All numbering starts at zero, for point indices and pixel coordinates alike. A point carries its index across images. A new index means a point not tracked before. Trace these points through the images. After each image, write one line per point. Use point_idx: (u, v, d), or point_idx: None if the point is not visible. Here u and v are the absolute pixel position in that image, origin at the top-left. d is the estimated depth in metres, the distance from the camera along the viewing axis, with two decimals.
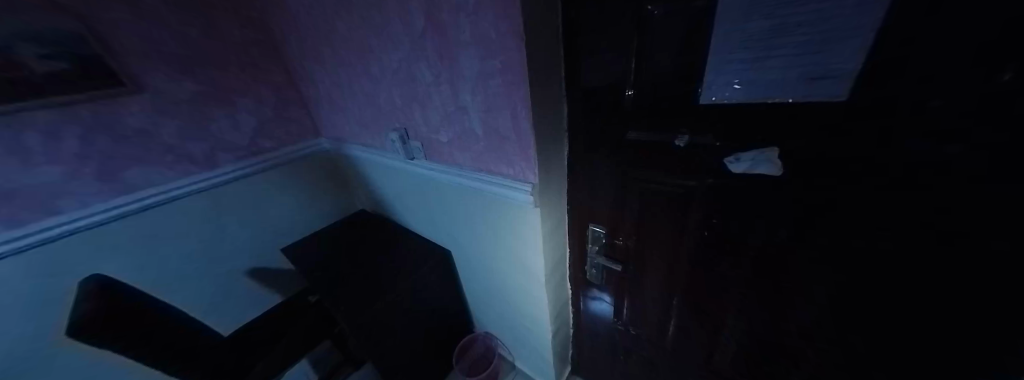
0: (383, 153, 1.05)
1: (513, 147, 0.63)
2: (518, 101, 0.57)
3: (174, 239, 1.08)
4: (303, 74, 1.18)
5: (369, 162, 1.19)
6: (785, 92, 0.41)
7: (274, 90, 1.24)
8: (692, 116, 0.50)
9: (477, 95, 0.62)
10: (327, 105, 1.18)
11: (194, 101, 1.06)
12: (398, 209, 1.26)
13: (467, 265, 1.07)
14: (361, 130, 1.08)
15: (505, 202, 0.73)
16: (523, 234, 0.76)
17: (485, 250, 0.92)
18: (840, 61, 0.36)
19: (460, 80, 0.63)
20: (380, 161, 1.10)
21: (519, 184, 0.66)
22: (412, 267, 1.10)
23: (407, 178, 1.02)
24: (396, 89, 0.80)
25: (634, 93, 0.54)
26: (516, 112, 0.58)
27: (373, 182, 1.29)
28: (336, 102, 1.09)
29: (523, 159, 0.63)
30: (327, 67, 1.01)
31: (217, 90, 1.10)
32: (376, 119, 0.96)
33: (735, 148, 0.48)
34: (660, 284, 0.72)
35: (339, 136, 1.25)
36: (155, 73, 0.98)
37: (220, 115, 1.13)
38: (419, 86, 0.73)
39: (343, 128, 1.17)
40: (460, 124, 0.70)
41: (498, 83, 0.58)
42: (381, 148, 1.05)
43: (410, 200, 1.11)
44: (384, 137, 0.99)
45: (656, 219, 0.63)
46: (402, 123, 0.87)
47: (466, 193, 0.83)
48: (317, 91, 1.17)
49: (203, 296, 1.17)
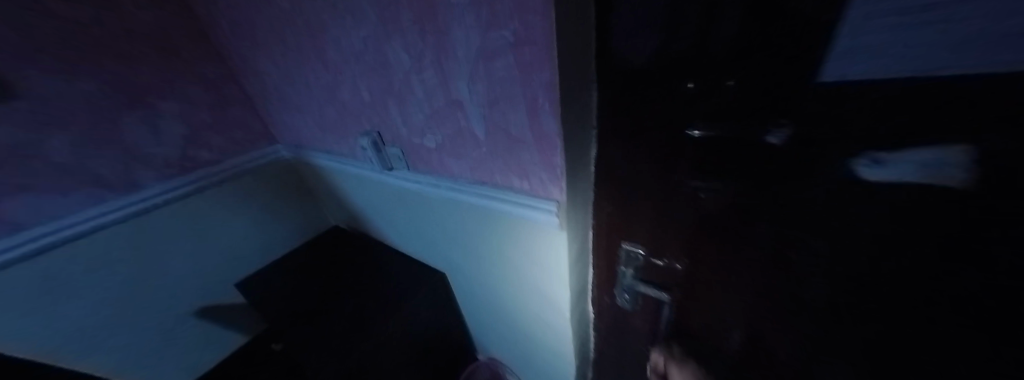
0: (354, 162, 0.85)
1: (530, 153, 0.46)
2: (538, 89, 0.39)
3: (89, 285, 0.85)
4: (246, 67, 0.95)
5: (339, 173, 0.98)
6: (903, 86, 0.21)
7: (210, 88, 1.00)
8: (811, 102, 0.26)
9: (476, 81, 0.45)
10: (280, 105, 0.95)
11: (97, 107, 0.82)
12: (379, 225, 1.07)
13: (467, 290, 0.90)
14: (325, 135, 0.88)
15: (516, 222, 0.57)
16: (541, 261, 0.60)
17: (490, 275, 0.76)
18: (956, 48, 0.18)
19: (453, 63, 0.45)
20: (352, 171, 0.90)
21: (539, 202, 0.50)
22: (403, 296, 0.94)
23: (386, 192, 0.83)
24: (363, 80, 0.61)
25: (694, 85, 0.32)
26: (534, 105, 0.41)
27: (345, 194, 1.08)
28: (290, 101, 0.89)
29: (543, 170, 0.46)
30: (273, 56, 0.80)
31: (129, 91, 0.86)
32: (341, 119, 0.76)
33: (883, 150, 0.23)
34: (726, 339, 0.49)
35: (299, 141, 1.03)
36: (32, 71, 0.73)
37: (134, 123, 0.88)
38: (394, 74, 0.54)
39: (303, 131, 0.96)
40: (452, 123, 0.53)
41: (509, 63, 0.40)
42: (352, 156, 0.85)
43: (393, 216, 0.92)
44: (353, 142, 0.79)
45: (709, 266, 0.43)
46: (374, 124, 0.68)
47: (464, 210, 0.66)
48: (265, 87, 0.95)
49: (141, 349, 0.96)
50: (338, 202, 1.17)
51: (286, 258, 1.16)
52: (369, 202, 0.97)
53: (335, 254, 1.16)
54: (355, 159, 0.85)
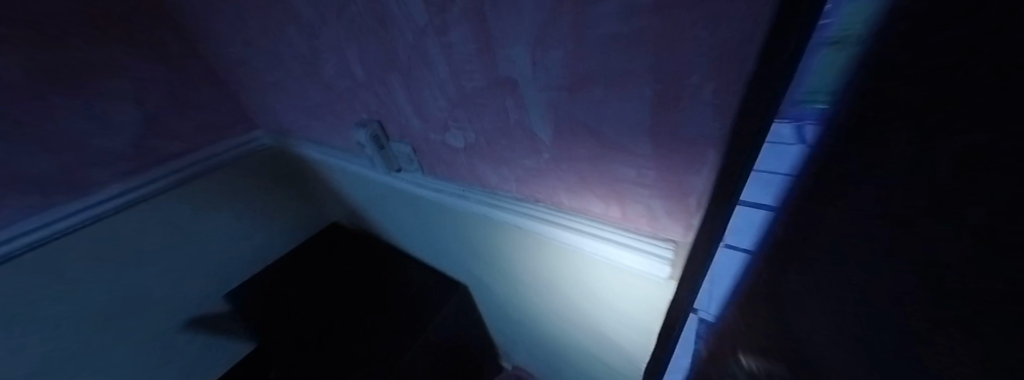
0: (351, 158, 0.67)
1: (639, 169, 0.28)
2: (699, 58, 0.20)
3: (41, 309, 0.70)
4: (206, 32, 0.74)
5: (335, 170, 0.81)
6: None
7: (165, 62, 0.78)
8: None
9: (554, 47, 0.25)
10: (258, 85, 0.76)
11: (11, 90, 0.61)
12: (386, 227, 0.91)
13: (496, 308, 0.76)
14: (312, 122, 0.69)
15: (584, 257, 0.40)
16: (612, 307, 0.44)
17: (530, 304, 0.60)
18: None
19: (505, 12, 0.25)
20: (349, 169, 0.71)
21: (640, 242, 0.32)
22: (421, 315, 0.79)
23: (394, 200, 0.66)
24: (352, 49, 0.40)
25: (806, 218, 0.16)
26: (676, 89, 0.22)
27: (343, 190, 0.91)
28: (265, 78, 0.69)
29: (658, 196, 0.28)
30: (231, 17, 0.59)
31: (52, 71, 0.64)
32: (330, 104, 0.57)
33: None
34: None
35: (283, 126, 0.85)
36: None
37: (70, 110, 0.67)
38: (398, 39, 0.34)
39: (286, 115, 0.77)
40: (496, 116, 0.34)
41: (637, 6, 0.20)
42: (349, 149, 0.66)
43: (403, 222, 0.75)
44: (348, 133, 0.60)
45: None
46: (373, 112, 0.48)
47: (500, 231, 0.48)
48: (233, 58, 0.74)
49: (126, 370, 0.84)
50: (336, 198, 1.02)
51: (284, 262, 1.02)
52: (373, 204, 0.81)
53: (337, 257, 1.01)
54: (353, 156, 0.67)
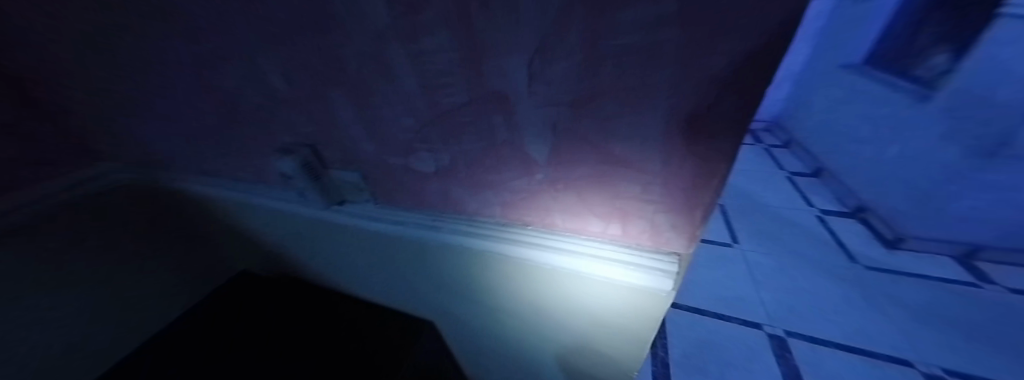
0: (271, 191, 0.54)
1: (645, 185, 0.27)
2: (720, 75, 0.19)
3: None
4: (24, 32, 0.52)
5: (240, 209, 0.64)
6: None
7: None
8: None
9: (558, 59, 0.22)
10: (118, 103, 0.56)
11: None
12: (322, 269, 0.75)
13: (469, 340, 0.69)
14: (211, 149, 0.53)
15: (576, 280, 0.37)
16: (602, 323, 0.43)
17: (513, 333, 0.56)
18: None
19: (502, 27, 0.21)
20: (266, 206, 0.57)
21: (641, 256, 0.32)
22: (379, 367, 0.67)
23: (335, 239, 0.55)
24: (272, 54, 0.31)
25: None
26: (695, 104, 0.21)
27: (256, 232, 0.72)
28: (132, 94, 0.51)
29: (663, 211, 0.28)
30: (66, 9, 0.42)
31: None
32: (235, 124, 0.44)
33: None
34: None
35: (162, 155, 0.64)
36: None
37: None
38: (348, 51, 0.27)
39: (167, 142, 0.58)
40: (480, 135, 0.29)
41: (660, 15, 0.18)
42: (265, 180, 0.53)
43: (346, 262, 0.63)
44: (266, 159, 0.47)
45: None
46: (304, 133, 0.38)
47: (477, 262, 0.43)
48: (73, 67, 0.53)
49: None
50: (243, 242, 0.81)
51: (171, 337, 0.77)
52: (301, 245, 0.66)
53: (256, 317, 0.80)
54: (275, 189, 0.53)
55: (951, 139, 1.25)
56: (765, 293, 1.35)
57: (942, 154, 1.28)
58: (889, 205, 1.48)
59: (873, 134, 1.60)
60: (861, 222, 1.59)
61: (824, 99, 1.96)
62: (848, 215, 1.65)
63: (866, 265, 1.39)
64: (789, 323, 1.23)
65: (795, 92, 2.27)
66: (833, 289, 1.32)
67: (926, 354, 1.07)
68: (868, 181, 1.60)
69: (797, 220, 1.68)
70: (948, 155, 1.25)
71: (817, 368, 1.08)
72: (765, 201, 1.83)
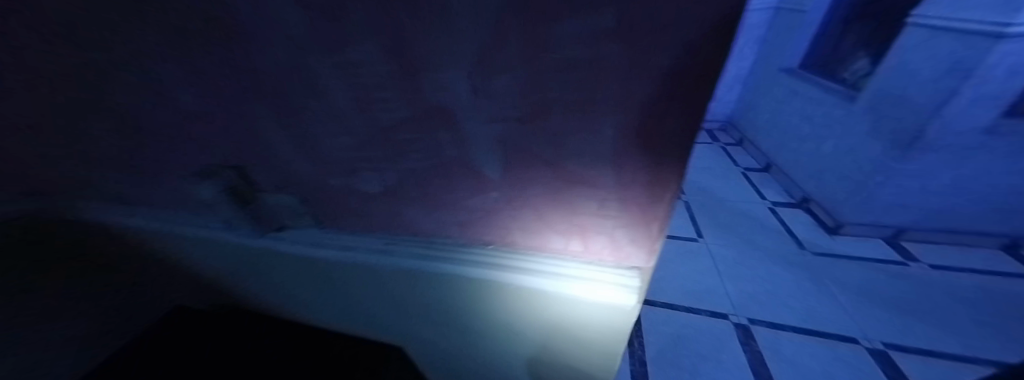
0: (199, 221, 0.48)
1: (601, 201, 0.26)
2: (665, 90, 0.18)
3: None
4: None
5: (165, 239, 0.56)
6: None
7: None
8: None
9: (500, 72, 0.20)
10: None
11: None
12: (267, 300, 0.68)
13: (438, 363, 0.65)
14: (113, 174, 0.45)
15: (542, 299, 0.35)
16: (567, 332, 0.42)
17: (482, 353, 0.53)
18: None
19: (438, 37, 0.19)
20: (196, 235, 0.50)
21: (604, 272, 0.31)
22: None
23: (280, 268, 0.49)
24: (174, 67, 0.26)
25: None
26: (642, 119, 0.20)
27: (185, 263, 0.63)
28: None
29: (622, 226, 0.27)
30: None
31: None
32: (145, 144, 0.38)
33: None
34: None
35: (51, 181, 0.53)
36: None
37: None
38: (266, 62, 0.23)
39: (54, 166, 0.48)
40: (427, 153, 0.27)
41: (601, 28, 0.17)
42: (190, 206, 0.46)
43: (296, 292, 0.57)
44: (189, 183, 0.41)
45: None
46: (228, 155, 0.33)
47: (439, 284, 0.40)
48: None
49: None
50: (175, 275, 0.72)
51: None
52: (240, 275, 0.59)
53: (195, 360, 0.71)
54: (204, 216, 0.47)
55: (876, 134, 1.40)
56: (729, 284, 1.42)
57: (869, 148, 1.43)
58: (829, 195, 1.63)
59: (811, 132, 1.75)
60: (807, 211, 1.73)
61: (769, 101, 2.13)
62: (796, 206, 1.79)
63: (814, 252, 1.51)
64: (752, 311, 1.30)
65: (743, 94, 2.45)
66: (787, 275, 1.42)
67: (869, 331, 1.18)
68: (810, 174, 1.75)
69: (753, 212, 1.79)
70: (874, 149, 1.40)
71: (779, 353, 1.15)
72: (724, 196, 1.93)
